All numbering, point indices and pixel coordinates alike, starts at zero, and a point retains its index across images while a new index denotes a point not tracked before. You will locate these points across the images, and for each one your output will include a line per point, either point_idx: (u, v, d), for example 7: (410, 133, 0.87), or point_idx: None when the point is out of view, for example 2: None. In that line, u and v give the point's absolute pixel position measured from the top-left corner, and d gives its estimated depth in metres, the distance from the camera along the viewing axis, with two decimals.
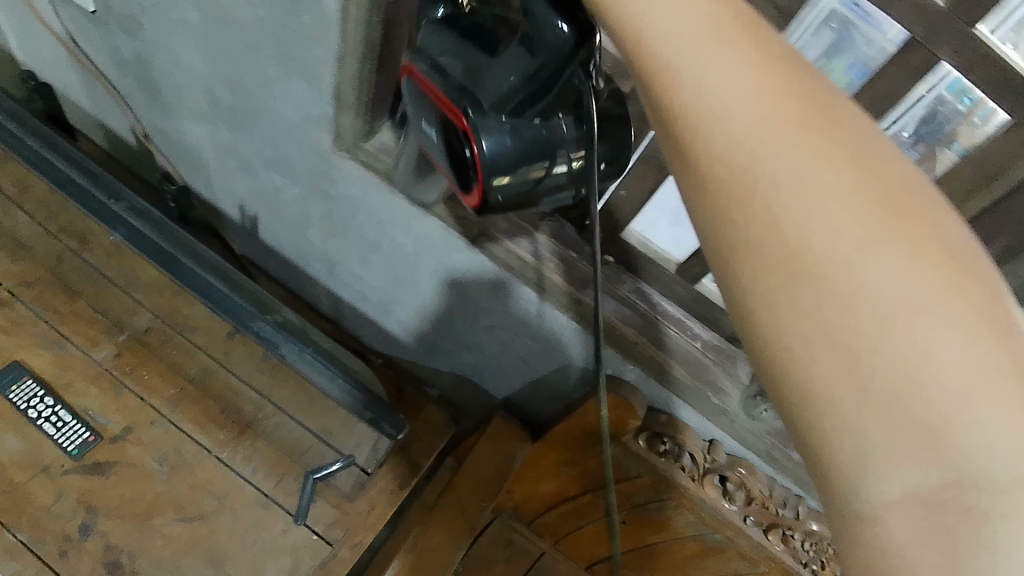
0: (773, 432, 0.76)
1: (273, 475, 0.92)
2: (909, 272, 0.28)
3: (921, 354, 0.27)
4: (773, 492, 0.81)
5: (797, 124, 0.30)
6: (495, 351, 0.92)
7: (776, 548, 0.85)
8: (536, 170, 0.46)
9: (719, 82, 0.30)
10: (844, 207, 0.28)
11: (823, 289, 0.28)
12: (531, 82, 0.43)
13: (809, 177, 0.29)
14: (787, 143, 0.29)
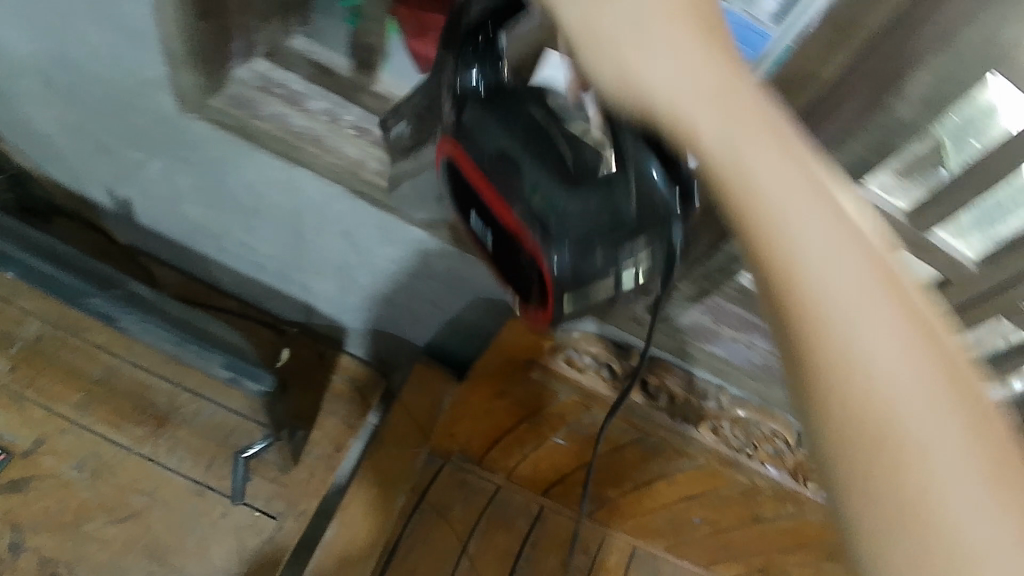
0: (685, 326, 0.78)
1: (201, 461, 0.91)
2: (922, 367, 0.32)
3: (920, 448, 0.31)
4: (693, 386, 0.82)
5: (884, 314, 0.32)
6: (403, 299, 0.89)
7: (710, 441, 0.85)
8: (601, 291, 0.45)
9: (763, 175, 0.33)
10: (936, 383, 0.32)
11: (865, 429, 0.32)
12: (612, 220, 0.43)
13: (905, 342, 0.32)
14: (926, 347, 0.32)
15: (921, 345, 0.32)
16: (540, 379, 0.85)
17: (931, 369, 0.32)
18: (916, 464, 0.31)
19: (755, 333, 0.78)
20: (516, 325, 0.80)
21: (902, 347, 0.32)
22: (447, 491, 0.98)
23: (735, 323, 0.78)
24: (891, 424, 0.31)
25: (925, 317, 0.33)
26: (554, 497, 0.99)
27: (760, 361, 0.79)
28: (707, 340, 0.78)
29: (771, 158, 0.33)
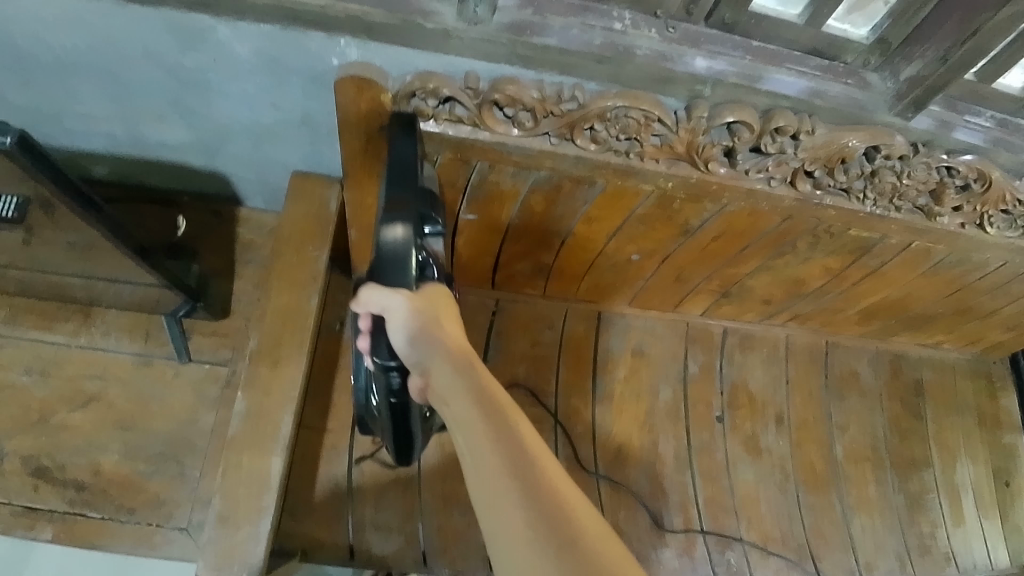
0: (510, 27, 0.73)
1: (139, 335, 0.95)
2: (459, 392, 0.57)
3: (463, 420, 0.54)
4: (544, 93, 0.78)
5: (430, 310, 0.64)
6: (254, 119, 0.87)
7: (593, 150, 0.84)
8: (363, 402, 0.73)
9: (449, 387, 0.58)
10: (448, 367, 0.59)
11: (462, 416, 0.55)
12: (367, 395, 0.73)
13: (440, 350, 0.61)
14: (429, 314, 0.63)
15: (433, 310, 0.64)
16: None
17: (441, 319, 0.64)
18: (507, 450, 0.50)
19: (590, 16, 0.76)
20: (346, 87, 0.76)
21: (441, 376, 0.59)
22: None
23: (562, 9, 0.75)
24: (473, 425, 0.53)
25: (435, 302, 0.65)
26: (510, 246, 1.04)
27: (602, 40, 0.76)
28: (537, 34, 0.74)
29: (443, 386, 0.59)
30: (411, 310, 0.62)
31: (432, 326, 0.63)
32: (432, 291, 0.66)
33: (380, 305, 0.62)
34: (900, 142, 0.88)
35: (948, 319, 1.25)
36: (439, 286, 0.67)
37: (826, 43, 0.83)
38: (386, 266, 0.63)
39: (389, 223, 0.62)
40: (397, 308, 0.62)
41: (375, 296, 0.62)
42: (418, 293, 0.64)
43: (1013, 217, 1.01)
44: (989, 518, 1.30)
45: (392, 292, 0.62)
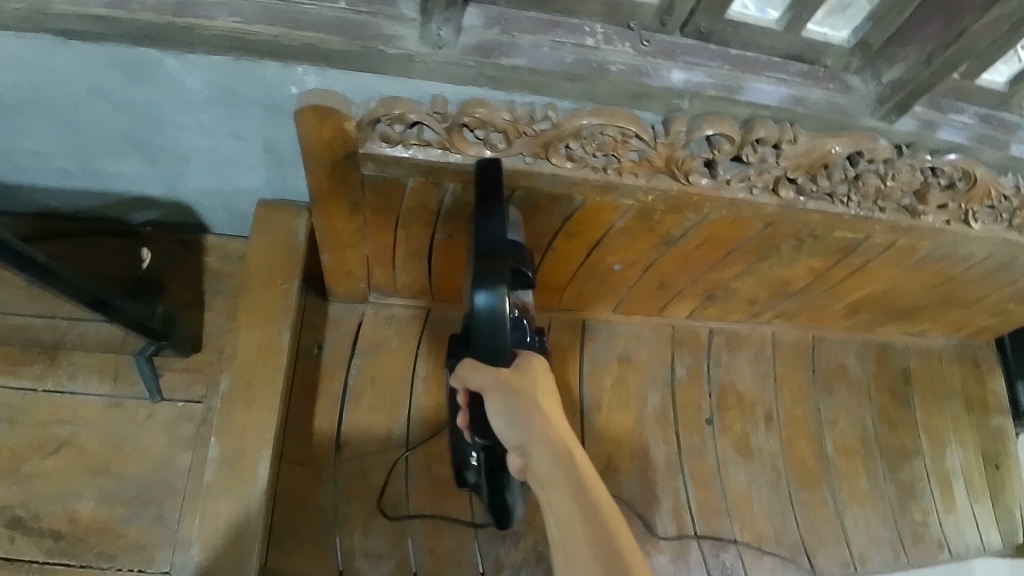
0: (477, 50, 0.70)
1: (108, 376, 0.92)
2: (559, 486, 0.62)
3: (560, 516, 0.60)
4: (516, 114, 0.75)
5: (527, 389, 0.69)
6: (214, 149, 0.83)
7: (570, 168, 0.81)
8: (466, 470, 0.86)
9: (548, 474, 0.63)
10: (548, 452, 0.64)
11: (559, 511, 0.61)
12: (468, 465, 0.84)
13: (539, 432, 0.65)
14: (524, 389, 0.68)
15: (531, 388, 0.69)
16: (374, 172, 0.80)
17: (538, 391, 0.69)
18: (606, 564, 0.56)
19: (560, 32, 0.72)
20: (306, 116, 0.73)
21: (541, 460, 0.63)
22: (408, 289, 1.06)
23: (530, 27, 0.71)
24: (570, 525, 0.59)
25: (531, 378, 0.70)
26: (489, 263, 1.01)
27: (574, 57, 0.72)
28: (506, 55, 0.70)
29: (541, 472, 0.63)
30: (509, 391, 0.68)
31: (529, 406, 0.67)
32: (529, 363, 0.71)
33: (477, 384, 0.70)
34: (883, 146, 0.86)
35: (933, 308, 1.24)
36: (538, 355, 0.72)
37: (806, 47, 0.81)
38: (483, 327, 0.69)
39: (481, 284, 0.69)
40: (493, 387, 0.69)
41: (474, 376, 0.70)
42: (516, 373, 0.70)
43: (998, 210, 1.00)
44: (980, 502, 1.31)
45: (484, 369, 0.70)
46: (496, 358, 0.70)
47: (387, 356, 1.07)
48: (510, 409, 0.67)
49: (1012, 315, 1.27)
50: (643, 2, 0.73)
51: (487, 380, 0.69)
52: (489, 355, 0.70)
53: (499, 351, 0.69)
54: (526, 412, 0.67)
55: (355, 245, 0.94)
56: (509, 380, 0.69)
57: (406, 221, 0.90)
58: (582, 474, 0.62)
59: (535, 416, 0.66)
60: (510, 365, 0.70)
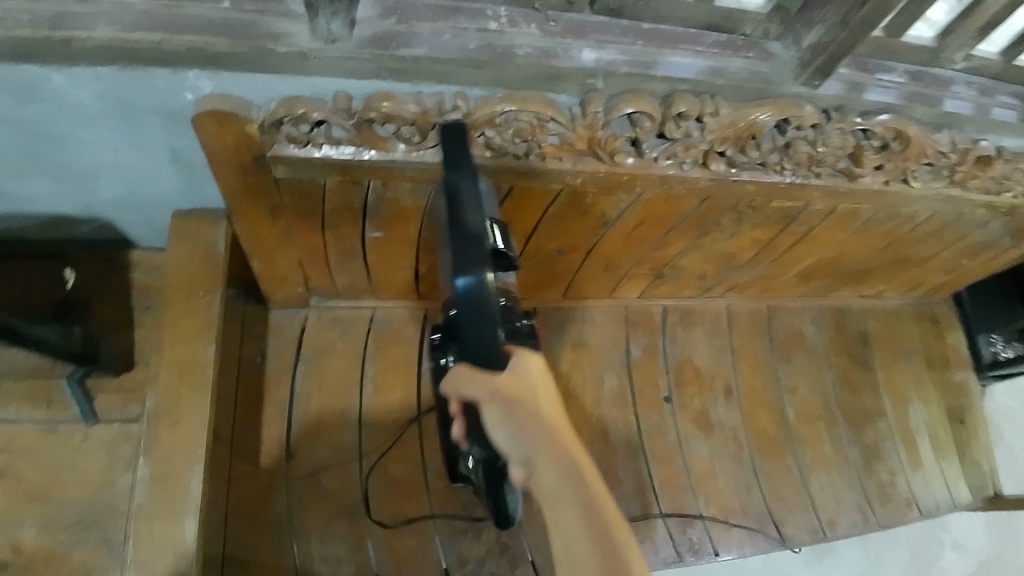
0: (372, 42, 0.67)
1: (40, 401, 0.89)
2: (570, 503, 0.63)
3: (569, 533, 0.63)
4: (424, 106, 0.72)
5: (528, 397, 0.66)
6: (123, 161, 0.80)
7: (488, 158, 0.79)
8: (467, 467, 0.81)
9: (557, 490, 0.63)
10: (555, 468, 0.64)
11: (568, 527, 0.63)
12: (468, 465, 0.80)
13: (544, 449, 0.64)
14: (527, 401, 0.65)
15: (530, 394, 0.66)
16: (287, 175, 0.78)
17: (539, 400, 0.66)
18: None
19: (461, 18, 0.70)
20: (205, 123, 0.70)
21: (548, 475, 0.64)
22: (350, 289, 1.05)
23: (428, 15, 0.69)
24: (579, 543, 0.62)
25: (530, 386, 0.66)
26: (426, 258, 0.99)
27: (478, 43, 0.70)
28: (404, 45, 0.68)
29: (550, 487, 0.64)
30: (511, 401, 0.65)
31: (530, 419, 0.65)
32: (525, 366, 0.67)
33: (471, 395, 0.65)
34: (809, 112, 0.84)
35: (885, 269, 1.23)
36: (533, 355, 0.68)
37: (721, 16, 0.79)
38: (469, 321, 0.64)
39: (461, 270, 0.63)
40: (490, 398, 0.65)
41: (469, 385, 0.65)
42: (513, 379, 0.66)
43: (937, 168, 0.98)
44: (947, 458, 1.32)
45: (480, 376, 0.65)
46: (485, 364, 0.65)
47: (333, 360, 1.05)
48: (511, 420, 0.65)
49: (965, 270, 1.27)
50: None
51: (482, 390, 0.65)
52: (478, 359, 0.66)
53: (488, 355, 0.65)
54: (528, 424, 0.65)
55: (284, 250, 0.92)
56: (508, 388, 0.65)
57: (332, 223, 0.88)
58: (591, 487, 0.64)
59: (536, 428, 0.65)
60: (506, 369, 0.66)
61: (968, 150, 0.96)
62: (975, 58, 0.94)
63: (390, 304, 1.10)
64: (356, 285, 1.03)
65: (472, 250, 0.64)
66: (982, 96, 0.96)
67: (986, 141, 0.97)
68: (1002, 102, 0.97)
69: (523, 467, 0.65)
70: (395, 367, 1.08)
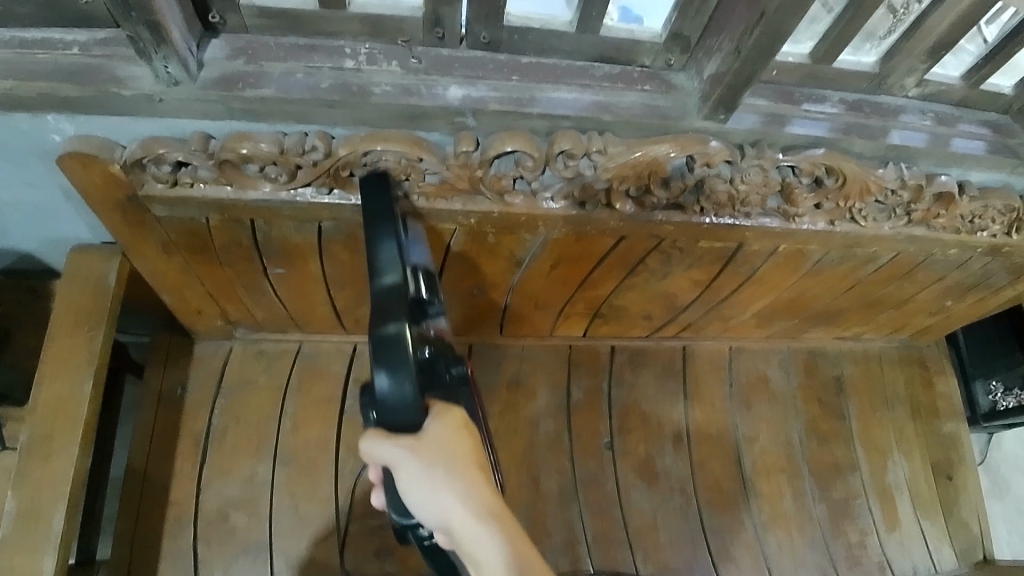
0: (221, 82, 0.67)
1: None
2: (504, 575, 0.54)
3: None
4: (282, 146, 0.70)
5: (441, 455, 0.55)
6: (19, 199, 0.82)
7: (364, 199, 0.77)
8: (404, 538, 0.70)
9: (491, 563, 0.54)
10: (481, 531, 0.55)
11: None
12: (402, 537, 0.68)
13: (464, 511, 0.55)
14: (443, 462, 0.55)
15: (450, 455, 0.55)
16: (166, 213, 0.78)
17: (458, 458, 0.56)
18: None
19: (315, 55, 0.69)
20: (69, 165, 0.70)
21: (468, 539, 0.55)
22: (274, 325, 1.04)
23: (280, 54, 0.69)
24: None
25: (447, 443, 0.56)
26: (340, 297, 0.96)
27: (331, 82, 0.69)
28: (255, 83, 0.67)
29: (479, 556, 0.55)
30: (424, 464, 0.55)
31: (446, 480, 0.55)
32: (440, 424, 0.56)
33: (383, 459, 0.56)
34: (716, 147, 0.76)
35: (857, 312, 1.14)
36: (450, 408, 0.58)
37: (611, 47, 0.74)
38: (384, 370, 0.56)
39: (379, 322, 0.58)
40: (400, 463, 0.55)
41: (377, 451, 0.56)
42: (422, 440, 0.55)
43: (889, 206, 0.89)
44: (929, 517, 1.23)
45: (392, 441, 0.55)
46: (405, 427, 0.56)
47: (253, 394, 1.04)
48: (429, 486, 0.55)
49: (953, 312, 1.19)
50: (407, 17, 0.69)
51: (392, 450, 0.55)
52: (397, 422, 0.56)
53: (405, 416, 0.55)
54: (448, 485, 0.55)
55: (190, 286, 0.92)
56: (424, 448, 0.55)
57: (228, 259, 0.86)
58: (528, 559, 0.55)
59: (457, 490, 0.55)
60: (420, 431, 0.56)
61: (921, 186, 0.86)
62: (929, 83, 0.84)
63: (318, 337, 1.08)
64: (276, 319, 1.01)
65: (392, 304, 0.59)
66: (940, 126, 0.86)
67: (945, 176, 0.87)
68: (964, 131, 0.87)
69: (443, 531, 0.56)
70: (317, 403, 1.06)
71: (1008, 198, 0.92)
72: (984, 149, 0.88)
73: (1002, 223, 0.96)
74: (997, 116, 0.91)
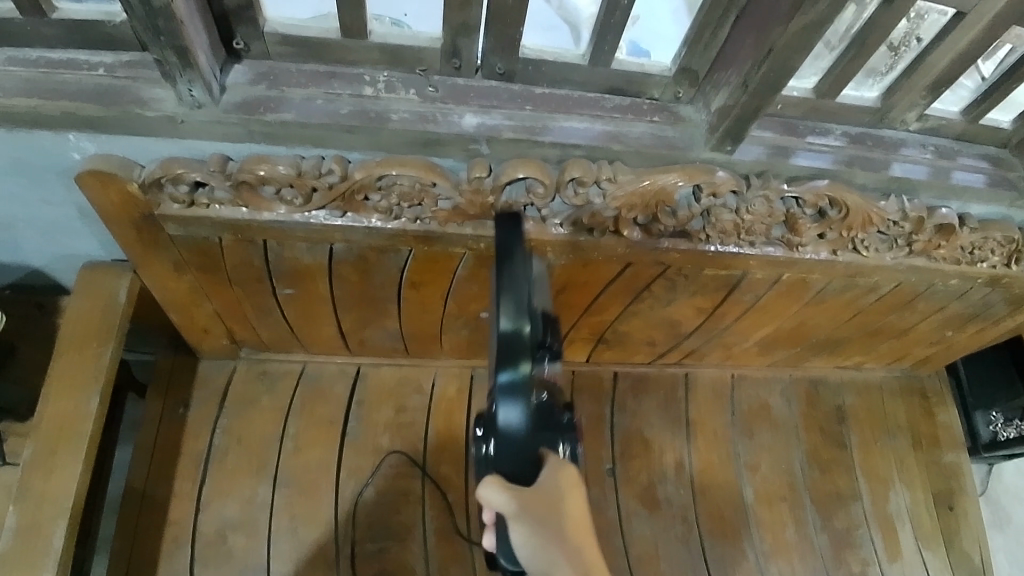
0: (241, 105, 0.68)
1: None
2: None
3: None
4: (299, 168, 0.71)
5: (556, 514, 0.55)
6: (33, 215, 0.82)
7: (377, 222, 0.78)
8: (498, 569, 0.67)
9: None
10: None
11: None
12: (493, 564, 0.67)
13: (569, 567, 0.53)
14: (552, 518, 0.54)
15: (560, 514, 0.54)
16: (180, 232, 0.78)
17: (565, 519, 0.55)
18: None
19: (335, 82, 0.71)
20: (88, 182, 0.71)
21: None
22: (280, 345, 1.04)
23: (300, 80, 0.71)
24: None
25: (560, 499, 0.55)
26: (347, 318, 0.96)
27: (350, 108, 0.70)
28: (276, 107, 0.69)
29: None
30: (536, 521, 0.54)
31: (554, 538, 0.54)
32: (555, 479, 0.54)
33: (496, 507, 0.54)
34: (722, 177, 0.78)
35: (858, 341, 1.15)
36: (567, 464, 0.56)
37: (622, 79, 0.77)
38: (504, 426, 0.54)
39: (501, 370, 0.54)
40: (517, 515, 0.54)
41: (493, 501, 0.54)
42: (540, 497, 0.54)
43: (891, 236, 0.91)
44: (931, 548, 1.23)
45: (507, 490, 0.54)
46: (518, 477, 0.55)
47: (256, 414, 1.04)
48: (537, 542, 0.54)
49: (953, 342, 1.20)
50: (426, 46, 0.71)
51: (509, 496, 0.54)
52: (510, 468, 0.55)
53: (520, 467, 0.55)
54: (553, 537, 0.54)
55: (198, 305, 0.92)
56: (540, 502, 0.54)
57: (238, 279, 0.87)
58: None
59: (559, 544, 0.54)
60: (534, 483, 0.55)
61: (922, 218, 0.88)
62: (929, 118, 0.87)
63: (322, 358, 1.08)
64: (282, 340, 1.02)
65: (518, 356, 0.54)
66: (940, 159, 0.89)
67: (945, 208, 0.89)
68: (964, 165, 0.90)
69: None
70: (319, 424, 1.06)
71: (1008, 230, 0.94)
72: (983, 182, 0.90)
73: (1002, 254, 0.98)
74: (996, 150, 0.94)
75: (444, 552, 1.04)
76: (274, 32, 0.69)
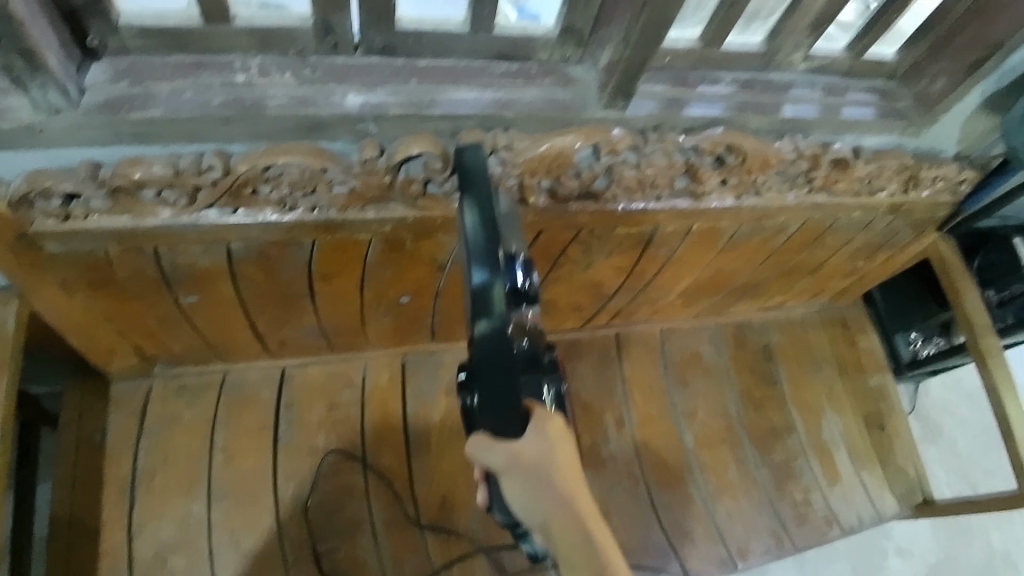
0: (103, 105, 0.64)
1: None
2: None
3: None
4: (177, 167, 0.68)
5: (544, 470, 0.53)
6: None
7: (273, 215, 0.75)
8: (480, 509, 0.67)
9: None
10: (574, 538, 0.53)
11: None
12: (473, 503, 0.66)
13: (562, 515, 0.53)
14: (543, 471, 0.53)
15: (548, 464, 0.53)
16: (62, 249, 0.74)
17: (558, 468, 0.54)
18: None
19: (204, 73, 0.68)
20: None
21: (564, 546, 0.53)
22: (196, 355, 1.00)
23: (166, 73, 0.67)
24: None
25: (549, 448, 0.54)
26: (261, 319, 0.93)
27: (223, 98, 0.67)
28: (143, 105, 0.65)
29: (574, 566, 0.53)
30: (524, 473, 0.53)
31: (545, 492, 0.53)
32: (541, 434, 0.54)
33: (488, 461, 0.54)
34: (620, 134, 0.78)
35: (776, 282, 1.19)
36: (554, 412, 0.55)
37: (507, 44, 0.75)
38: (489, 375, 0.54)
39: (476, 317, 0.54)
40: (506, 469, 0.53)
41: (482, 453, 0.54)
42: (527, 456, 0.53)
43: (791, 176, 0.93)
44: (867, 468, 1.29)
45: (496, 445, 0.54)
46: (504, 429, 0.54)
47: (180, 430, 1.00)
48: (528, 492, 0.53)
49: (866, 272, 1.25)
50: (296, 27, 0.68)
51: (496, 452, 0.54)
52: (495, 421, 0.54)
53: (507, 418, 0.54)
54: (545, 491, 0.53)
55: (98, 324, 0.87)
56: (526, 454, 0.53)
57: (135, 291, 0.83)
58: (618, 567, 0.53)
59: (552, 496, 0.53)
60: (520, 433, 0.54)
61: (817, 154, 0.90)
62: (815, 58, 0.89)
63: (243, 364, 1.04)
64: (198, 350, 0.98)
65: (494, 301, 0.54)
66: (829, 96, 0.91)
67: (838, 143, 0.92)
68: (853, 100, 0.92)
69: (541, 534, 0.54)
70: (250, 431, 1.03)
71: (901, 158, 0.97)
72: (872, 115, 0.93)
73: (898, 182, 1.02)
74: (883, 82, 0.97)
75: (396, 540, 1.03)
76: (129, 25, 0.65)
